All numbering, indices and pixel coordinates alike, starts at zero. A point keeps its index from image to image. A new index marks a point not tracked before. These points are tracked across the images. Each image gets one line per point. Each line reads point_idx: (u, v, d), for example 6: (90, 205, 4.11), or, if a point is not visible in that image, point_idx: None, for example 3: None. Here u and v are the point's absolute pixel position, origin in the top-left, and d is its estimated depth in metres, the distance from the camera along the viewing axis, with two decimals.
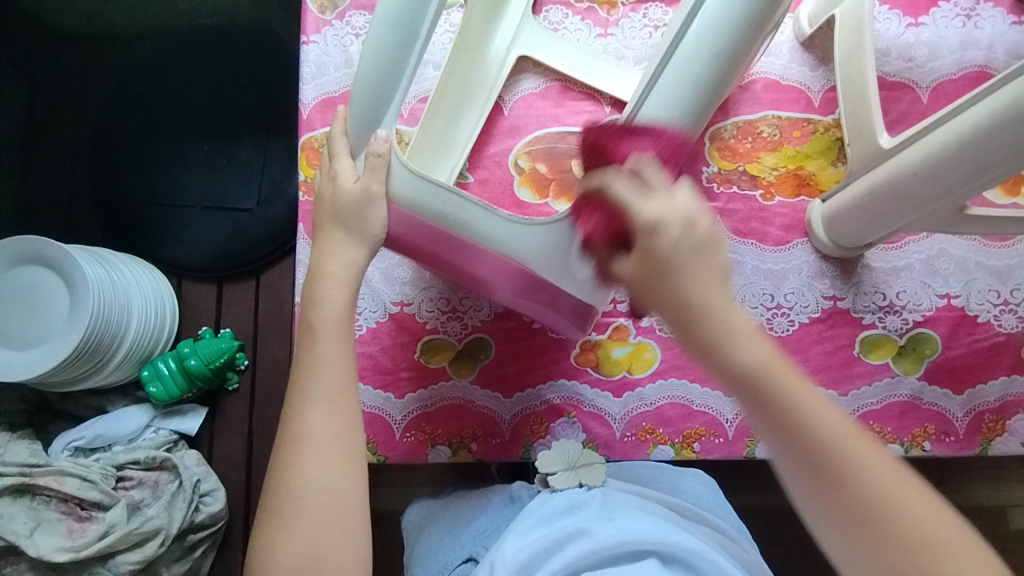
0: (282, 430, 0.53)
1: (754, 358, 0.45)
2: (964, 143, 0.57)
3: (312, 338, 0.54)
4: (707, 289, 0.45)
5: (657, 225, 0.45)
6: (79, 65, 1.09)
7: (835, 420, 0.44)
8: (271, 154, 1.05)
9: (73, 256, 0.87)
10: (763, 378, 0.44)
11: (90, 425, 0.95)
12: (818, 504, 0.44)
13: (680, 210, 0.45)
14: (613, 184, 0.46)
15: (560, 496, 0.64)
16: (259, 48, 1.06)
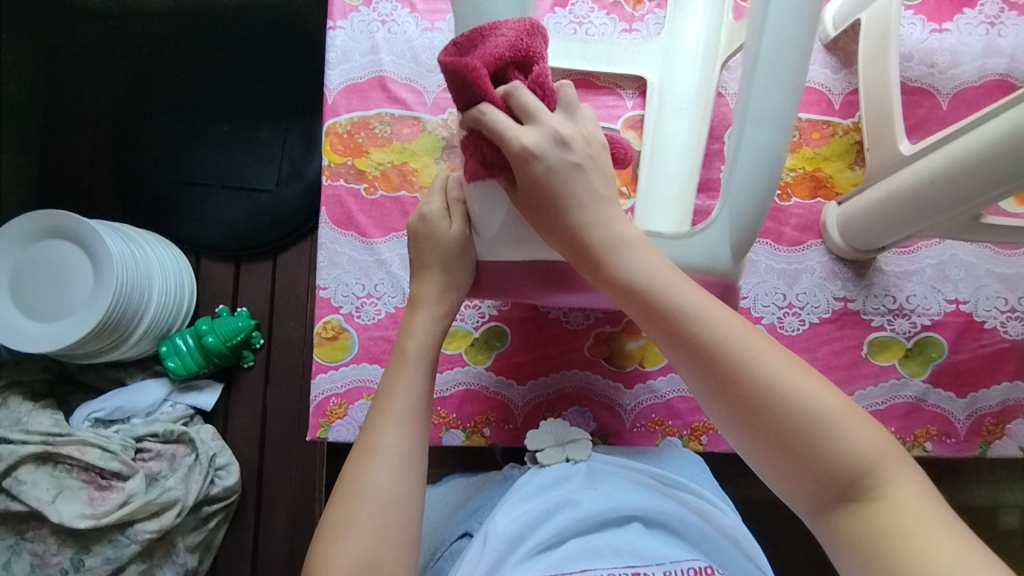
0: (359, 441, 0.53)
1: (640, 266, 0.50)
2: (980, 155, 0.59)
3: (402, 364, 0.56)
4: (641, 252, 0.51)
5: (565, 136, 0.51)
6: (102, 41, 1.09)
7: (756, 348, 0.46)
8: (291, 136, 1.06)
9: (98, 231, 0.88)
10: (651, 282, 0.49)
11: (110, 397, 0.97)
12: (732, 416, 0.46)
13: (580, 129, 0.53)
14: (519, 90, 0.50)
15: (546, 471, 0.65)
16: (280, 30, 1.06)
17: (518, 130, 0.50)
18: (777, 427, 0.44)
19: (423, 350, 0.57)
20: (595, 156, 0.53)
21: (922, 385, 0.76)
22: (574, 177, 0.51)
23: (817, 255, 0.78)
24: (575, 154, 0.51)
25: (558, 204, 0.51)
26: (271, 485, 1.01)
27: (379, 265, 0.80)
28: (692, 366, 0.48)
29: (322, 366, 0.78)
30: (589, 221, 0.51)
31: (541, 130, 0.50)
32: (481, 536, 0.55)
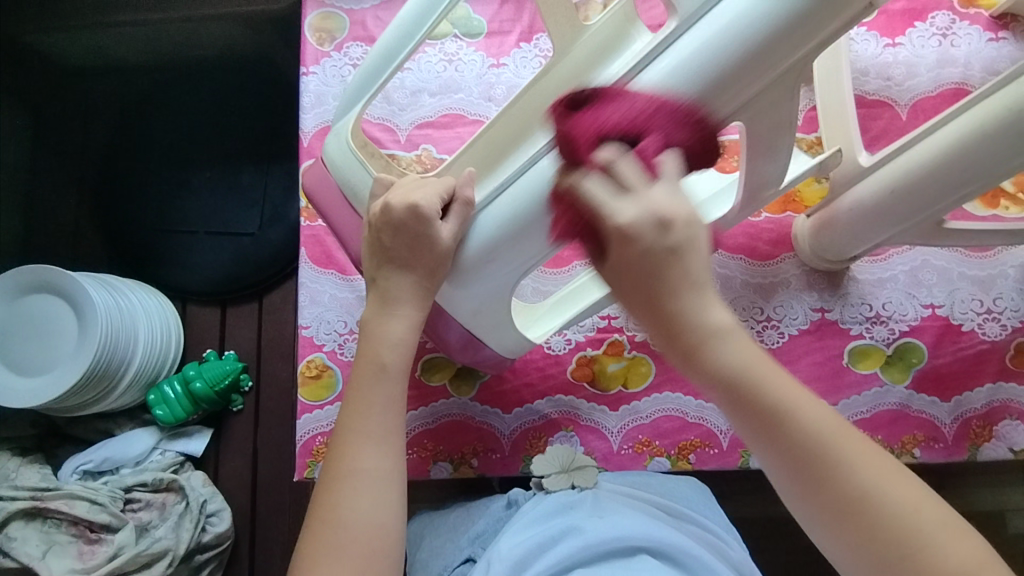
0: (330, 461, 0.53)
1: (732, 359, 0.41)
2: (942, 161, 0.60)
3: (378, 377, 0.55)
4: (722, 315, 0.42)
5: (632, 226, 0.41)
6: (84, 98, 1.12)
7: (858, 437, 0.41)
8: (272, 180, 1.08)
9: (82, 283, 0.89)
10: (748, 378, 0.41)
11: (98, 448, 0.97)
12: (821, 521, 0.41)
13: (649, 208, 0.42)
14: (585, 183, 0.44)
15: (551, 497, 0.64)
16: (257, 77, 1.09)
17: (607, 203, 0.43)
18: (863, 519, 0.39)
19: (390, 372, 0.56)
20: (694, 240, 0.42)
21: (905, 391, 0.76)
22: (668, 263, 0.41)
23: (790, 268, 0.79)
24: (673, 240, 0.42)
25: (660, 288, 0.41)
26: (265, 529, 1.00)
27: (360, 302, 0.81)
28: (776, 455, 0.41)
29: (307, 406, 0.78)
30: (675, 285, 0.41)
31: (639, 205, 0.42)
32: (484, 561, 0.56)
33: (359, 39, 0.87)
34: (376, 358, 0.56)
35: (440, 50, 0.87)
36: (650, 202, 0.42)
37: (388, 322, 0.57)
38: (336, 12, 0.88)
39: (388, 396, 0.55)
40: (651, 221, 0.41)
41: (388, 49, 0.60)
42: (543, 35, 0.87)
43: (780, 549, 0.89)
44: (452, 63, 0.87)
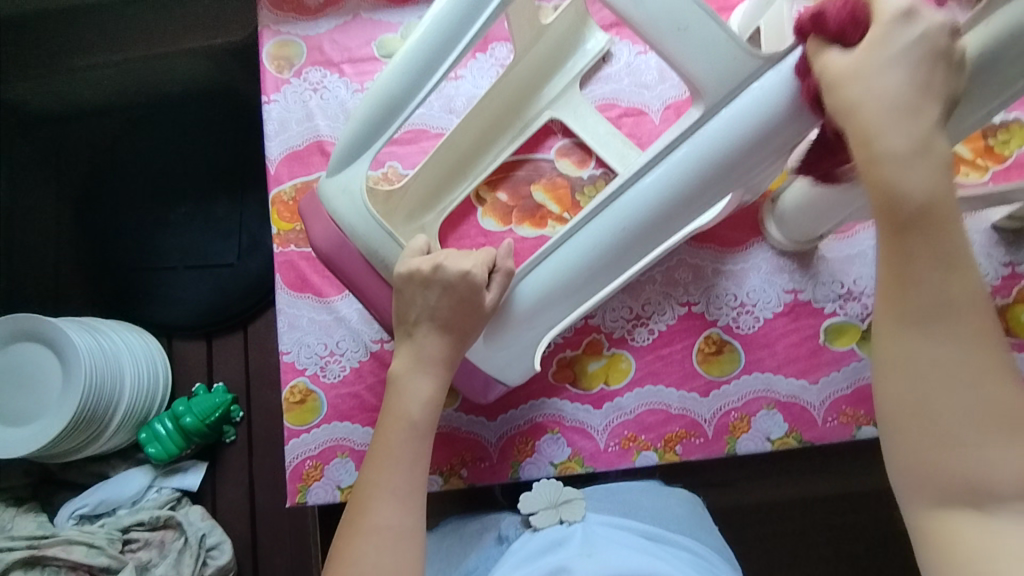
0: (350, 510, 0.54)
1: (926, 185, 0.37)
2: None
3: (399, 427, 0.57)
4: (932, 181, 0.38)
5: (914, 7, 0.41)
6: (54, 145, 1.13)
7: (987, 332, 0.38)
8: (247, 209, 1.08)
9: (63, 329, 0.89)
10: (930, 207, 0.37)
11: (93, 491, 0.97)
12: (900, 379, 0.39)
13: (912, 37, 0.40)
14: (828, 54, 0.43)
15: (542, 534, 0.64)
16: (224, 109, 1.10)
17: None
18: (916, 365, 0.38)
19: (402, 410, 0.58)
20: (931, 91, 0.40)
21: None
22: (914, 97, 0.39)
23: (760, 253, 0.80)
24: (933, 79, 0.40)
25: (947, 245, 0.37)
26: (267, 557, 1.01)
27: (338, 322, 0.81)
28: (913, 324, 0.38)
29: (293, 431, 0.78)
30: (937, 237, 0.37)
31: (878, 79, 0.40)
32: None
33: (317, 63, 0.88)
34: (406, 415, 0.58)
35: None
36: (918, 9, 0.41)
37: (416, 379, 0.60)
38: (293, 39, 0.89)
39: (414, 453, 0.56)
40: (923, 48, 0.40)
41: (391, 100, 0.60)
42: (498, 43, 0.88)
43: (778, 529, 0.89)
44: None
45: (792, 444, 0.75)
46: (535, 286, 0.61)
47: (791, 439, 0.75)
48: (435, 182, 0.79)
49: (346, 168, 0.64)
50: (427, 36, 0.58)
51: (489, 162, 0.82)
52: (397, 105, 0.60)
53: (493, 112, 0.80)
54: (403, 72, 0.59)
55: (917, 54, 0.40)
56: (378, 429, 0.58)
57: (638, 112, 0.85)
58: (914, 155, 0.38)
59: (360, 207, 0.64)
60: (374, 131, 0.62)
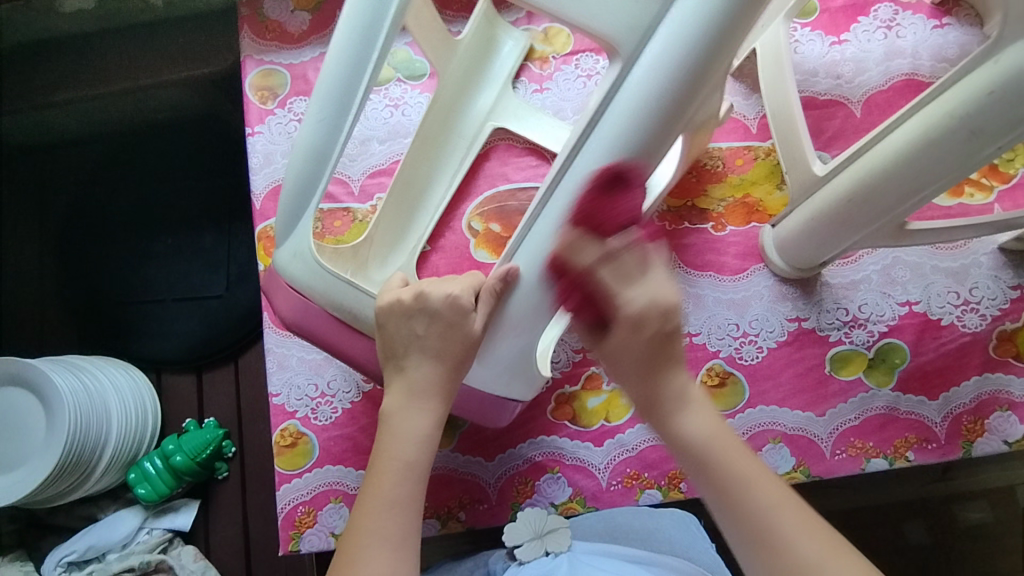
0: (337, 560, 0.50)
1: (700, 430, 0.50)
2: (906, 162, 0.57)
3: (393, 472, 0.53)
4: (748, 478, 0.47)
5: (643, 315, 0.49)
6: (35, 178, 1.10)
7: None
8: (234, 238, 1.06)
9: (45, 371, 0.87)
10: (705, 447, 0.49)
11: (81, 536, 0.94)
12: None
13: (660, 302, 0.49)
14: (597, 271, 0.49)
15: (524, 570, 0.59)
16: (209, 136, 1.07)
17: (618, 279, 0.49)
18: None
19: (410, 455, 0.54)
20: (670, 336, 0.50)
21: (891, 393, 0.74)
22: (661, 348, 0.51)
23: (762, 280, 0.78)
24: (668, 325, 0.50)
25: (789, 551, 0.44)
26: None
27: (329, 361, 0.79)
28: None
29: (285, 476, 0.76)
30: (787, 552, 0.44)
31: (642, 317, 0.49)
32: None
33: (302, 93, 0.86)
34: (399, 457, 0.54)
35: (386, 96, 0.86)
36: (651, 295, 0.49)
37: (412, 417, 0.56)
38: (276, 68, 0.87)
39: (404, 497, 0.52)
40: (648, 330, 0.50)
41: (317, 148, 0.58)
42: None
43: None
44: (398, 107, 0.86)
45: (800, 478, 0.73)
46: (529, 266, 0.54)
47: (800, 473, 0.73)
48: (397, 218, 0.77)
49: (294, 231, 0.62)
50: (335, 76, 0.56)
51: (443, 192, 0.80)
52: (323, 152, 0.58)
53: (430, 133, 0.78)
54: (323, 121, 0.57)
55: (665, 300, 0.50)
56: (370, 473, 0.54)
57: None
58: (675, 360, 0.52)
59: (317, 269, 0.62)
60: (308, 185, 0.59)
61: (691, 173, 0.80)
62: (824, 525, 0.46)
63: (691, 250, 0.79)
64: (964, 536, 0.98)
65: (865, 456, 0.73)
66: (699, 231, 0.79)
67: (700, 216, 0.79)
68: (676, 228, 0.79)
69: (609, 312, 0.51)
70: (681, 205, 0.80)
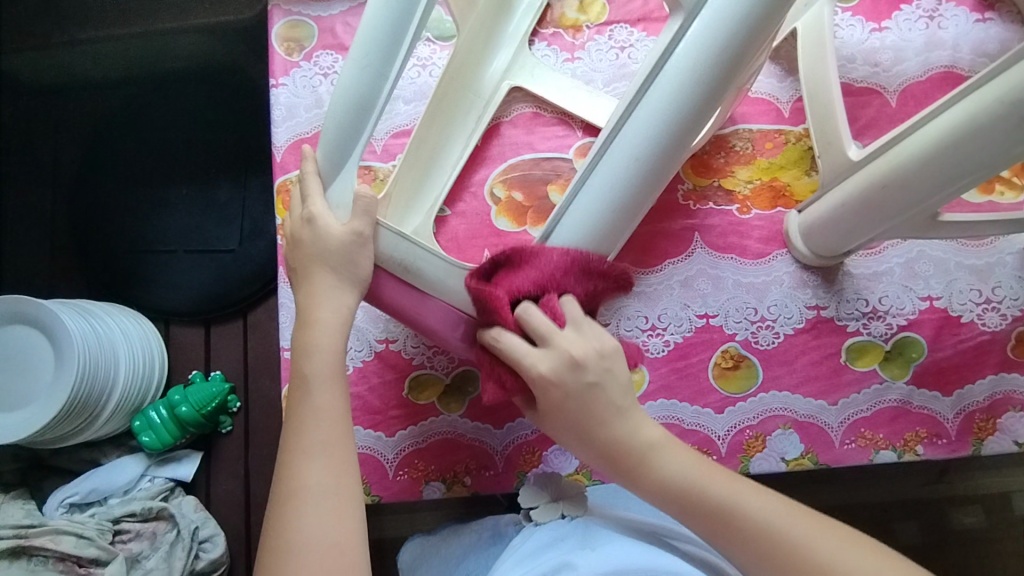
0: (275, 487, 0.50)
1: (677, 468, 0.50)
2: (947, 149, 0.56)
3: (304, 389, 0.53)
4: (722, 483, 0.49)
5: (568, 363, 0.49)
6: (50, 119, 1.08)
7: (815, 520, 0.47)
8: (250, 193, 1.05)
9: (56, 312, 0.86)
10: (692, 488, 0.49)
11: (84, 479, 0.94)
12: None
13: (586, 348, 0.50)
14: (506, 335, 0.51)
15: (544, 530, 0.60)
16: (230, 88, 1.06)
17: (522, 350, 0.50)
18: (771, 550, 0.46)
19: (324, 369, 0.54)
20: (609, 368, 0.50)
21: (905, 387, 0.74)
22: (591, 400, 0.50)
23: (783, 266, 0.77)
24: (580, 373, 0.49)
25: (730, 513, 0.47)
26: None
27: None
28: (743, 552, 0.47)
29: None
30: (732, 512, 0.48)
31: (552, 355, 0.49)
32: None
33: (329, 47, 0.84)
34: (306, 373, 0.53)
35: (414, 55, 0.84)
36: (576, 351, 0.49)
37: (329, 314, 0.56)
38: (304, 21, 0.85)
39: (330, 405, 0.52)
40: (573, 370, 0.49)
41: (359, 96, 0.56)
42: None
43: None
44: (426, 68, 0.84)
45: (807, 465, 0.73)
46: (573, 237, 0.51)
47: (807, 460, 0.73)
48: (416, 172, 0.75)
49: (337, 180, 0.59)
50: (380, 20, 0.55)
51: (461, 150, 0.78)
52: (368, 100, 0.56)
53: (446, 93, 0.77)
54: (370, 70, 0.56)
55: (579, 381, 0.49)
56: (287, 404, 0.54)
57: None
58: (615, 409, 0.50)
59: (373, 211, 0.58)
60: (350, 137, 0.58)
61: (718, 153, 0.79)
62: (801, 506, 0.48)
63: (715, 231, 0.78)
64: (959, 538, 0.98)
65: (874, 447, 0.73)
66: (723, 212, 0.78)
67: (726, 197, 0.78)
68: (700, 208, 0.78)
69: (521, 378, 0.51)
70: (706, 184, 0.79)
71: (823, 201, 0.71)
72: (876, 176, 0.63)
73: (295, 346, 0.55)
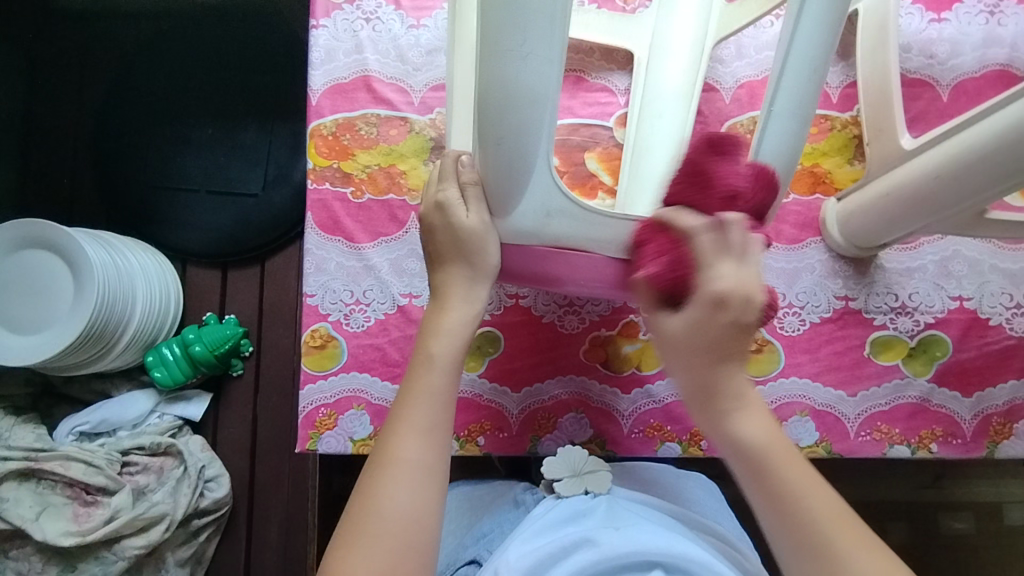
0: (375, 454, 0.50)
1: (757, 432, 0.48)
2: (999, 146, 0.56)
3: (427, 367, 0.52)
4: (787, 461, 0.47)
5: (725, 297, 0.45)
6: (79, 45, 1.06)
7: (849, 524, 0.45)
8: (276, 138, 1.03)
9: (79, 240, 0.86)
10: (761, 447, 0.48)
11: (95, 409, 0.95)
12: (800, 568, 0.46)
13: (740, 286, 0.46)
14: (696, 236, 0.45)
15: (566, 503, 0.61)
16: (264, 29, 1.04)
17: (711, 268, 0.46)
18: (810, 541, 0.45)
19: (451, 353, 0.53)
20: (743, 326, 0.47)
21: (926, 384, 0.74)
22: (739, 340, 0.47)
23: (816, 253, 0.76)
24: (729, 305, 0.46)
25: (780, 492, 0.47)
26: (263, 495, 0.99)
27: (367, 270, 0.78)
28: (777, 528, 0.47)
29: (310, 376, 0.75)
30: (779, 480, 0.47)
31: (699, 298, 0.46)
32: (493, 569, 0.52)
33: None
34: (425, 352, 0.53)
35: None
36: (732, 286, 0.45)
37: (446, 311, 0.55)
38: None
39: (441, 391, 0.52)
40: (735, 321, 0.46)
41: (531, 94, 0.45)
42: None
43: None
44: None
45: (821, 453, 0.73)
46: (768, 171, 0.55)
47: (821, 448, 0.73)
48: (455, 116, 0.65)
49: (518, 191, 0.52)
50: None
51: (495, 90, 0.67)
52: (541, 90, 0.45)
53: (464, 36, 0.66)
54: (538, 59, 0.44)
55: (718, 326, 0.46)
56: (406, 376, 0.53)
57: (709, 87, 0.79)
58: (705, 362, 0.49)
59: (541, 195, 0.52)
60: (522, 148, 0.48)
61: None
62: (848, 515, 0.46)
63: None
64: (951, 543, 0.99)
65: (889, 441, 0.73)
66: None
67: None
68: None
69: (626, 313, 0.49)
70: None
71: (863, 192, 0.70)
72: (920, 173, 0.63)
73: (424, 324, 0.55)
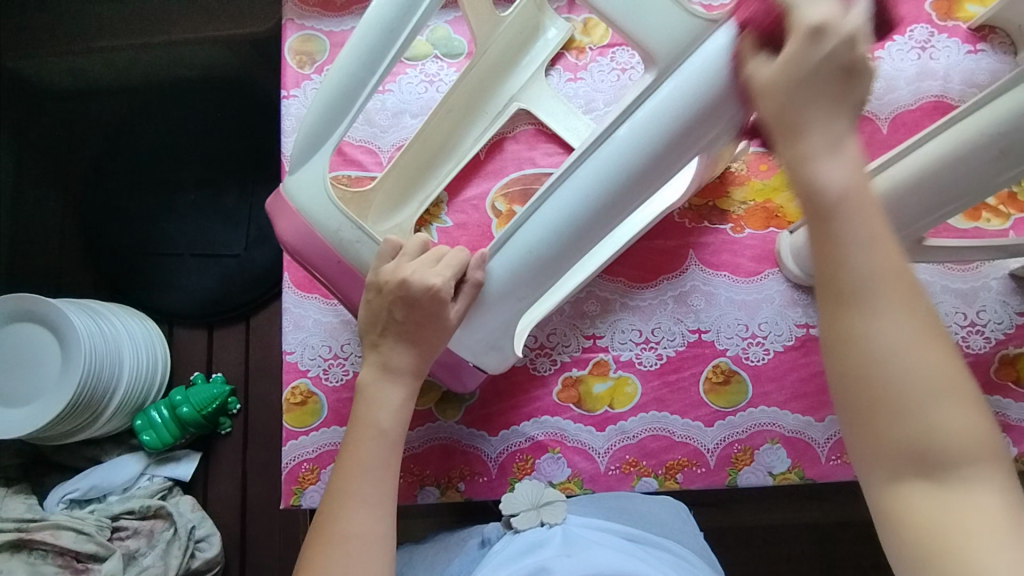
0: (316, 530, 0.52)
1: (842, 179, 0.40)
2: (929, 177, 0.59)
3: (372, 438, 0.56)
4: (880, 234, 0.39)
5: (824, 41, 0.41)
6: (64, 121, 1.11)
7: (933, 329, 0.38)
8: (257, 199, 1.07)
9: (65, 312, 0.88)
10: (843, 203, 0.39)
11: (85, 476, 0.96)
12: (845, 339, 0.39)
13: (848, 48, 0.41)
14: (752, 53, 0.45)
15: (522, 539, 0.63)
16: (241, 96, 1.08)
17: (802, 5, 0.42)
18: (876, 326, 0.38)
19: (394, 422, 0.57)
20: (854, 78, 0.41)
21: None
22: (833, 94, 0.41)
23: (774, 284, 0.79)
24: (857, 65, 0.41)
25: (848, 247, 0.39)
26: (255, 551, 1.00)
27: (344, 325, 0.80)
28: (842, 302, 0.39)
29: (292, 433, 0.78)
30: (851, 238, 0.39)
31: (817, 50, 0.41)
32: None
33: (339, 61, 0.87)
34: (375, 425, 0.56)
35: (422, 71, 0.87)
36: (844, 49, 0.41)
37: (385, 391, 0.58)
38: (316, 34, 0.88)
39: (380, 463, 0.54)
40: (838, 63, 0.41)
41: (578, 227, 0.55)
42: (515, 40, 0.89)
43: (756, 555, 0.92)
44: (432, 83, 0.87)
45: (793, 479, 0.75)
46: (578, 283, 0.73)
47: (794, 475, 0.75)
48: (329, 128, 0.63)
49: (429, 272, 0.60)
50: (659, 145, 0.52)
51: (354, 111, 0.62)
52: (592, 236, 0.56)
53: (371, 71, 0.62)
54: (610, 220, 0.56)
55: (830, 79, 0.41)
56: (347, 443, 0.56)
57: None
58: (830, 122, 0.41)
59: (533, 258, 0.57)
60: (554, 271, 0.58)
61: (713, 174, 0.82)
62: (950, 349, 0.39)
63: (707, 249, 0.80)
64: None
65: None
66: (717, 231, 0.81)
67: (720, 217, 0.81)
68: (696, 226, 0.81)
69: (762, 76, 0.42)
70: (702, 203, 0.81)
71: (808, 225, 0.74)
72: None
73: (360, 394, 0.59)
